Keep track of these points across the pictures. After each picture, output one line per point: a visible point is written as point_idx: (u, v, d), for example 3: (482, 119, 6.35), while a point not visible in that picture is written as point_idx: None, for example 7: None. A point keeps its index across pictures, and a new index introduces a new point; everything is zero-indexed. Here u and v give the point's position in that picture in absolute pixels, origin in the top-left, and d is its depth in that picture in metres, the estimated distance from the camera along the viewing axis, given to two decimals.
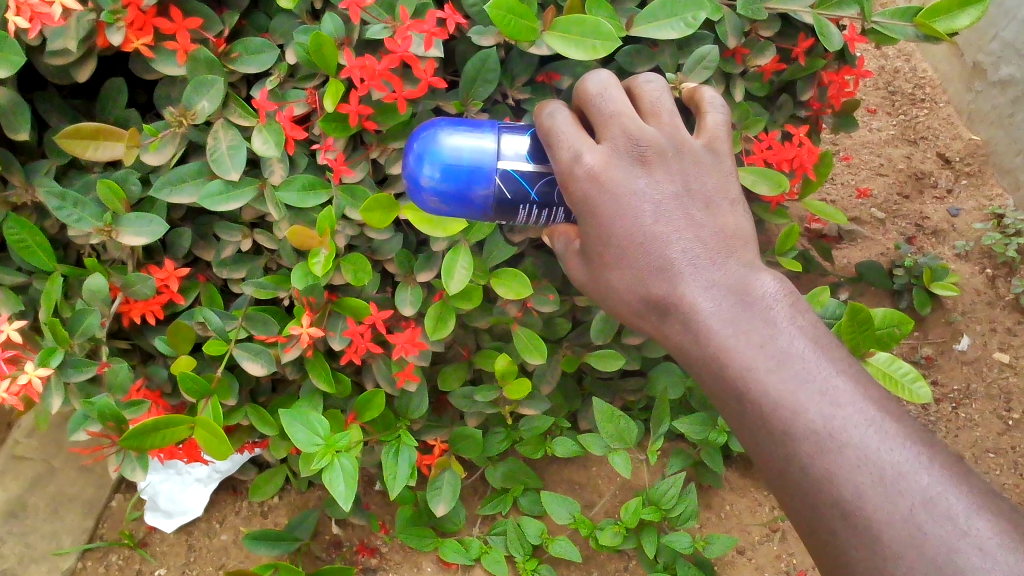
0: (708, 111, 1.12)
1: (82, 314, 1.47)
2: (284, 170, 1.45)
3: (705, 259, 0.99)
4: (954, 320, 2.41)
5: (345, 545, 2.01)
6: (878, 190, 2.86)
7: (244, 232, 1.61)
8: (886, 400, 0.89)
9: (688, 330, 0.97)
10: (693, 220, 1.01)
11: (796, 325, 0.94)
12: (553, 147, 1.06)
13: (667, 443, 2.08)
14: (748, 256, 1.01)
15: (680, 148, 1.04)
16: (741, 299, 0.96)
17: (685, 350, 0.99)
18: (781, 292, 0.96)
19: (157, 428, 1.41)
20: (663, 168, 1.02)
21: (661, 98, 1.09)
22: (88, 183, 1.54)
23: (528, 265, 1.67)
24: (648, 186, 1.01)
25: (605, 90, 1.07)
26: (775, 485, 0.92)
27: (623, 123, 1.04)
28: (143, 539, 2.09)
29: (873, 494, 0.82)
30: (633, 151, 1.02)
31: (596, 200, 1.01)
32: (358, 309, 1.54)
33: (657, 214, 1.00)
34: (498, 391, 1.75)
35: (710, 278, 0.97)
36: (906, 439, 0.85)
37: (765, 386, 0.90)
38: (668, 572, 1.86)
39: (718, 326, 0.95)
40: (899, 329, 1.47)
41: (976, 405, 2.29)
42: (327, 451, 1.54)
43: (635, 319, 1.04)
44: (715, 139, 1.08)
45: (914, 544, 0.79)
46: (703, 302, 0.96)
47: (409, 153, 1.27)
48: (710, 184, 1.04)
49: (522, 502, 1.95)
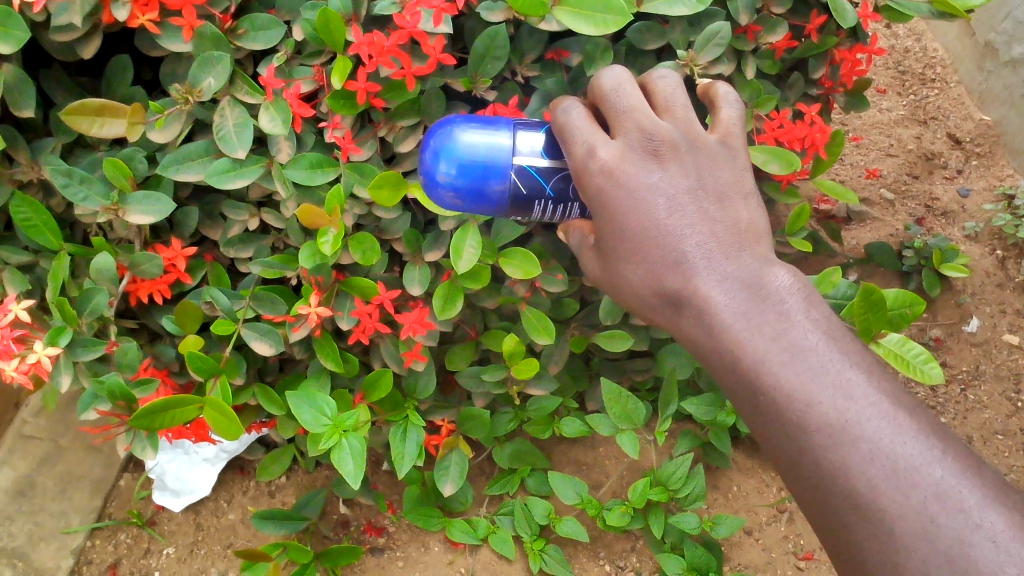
0: (723, 106, 1.10)
1: (89, 293, 1.46)
2: (292, 148, 1.45)
3: (719, 251, 0.97)
4: (963, 302, 2.40)
5: (353, 524, 2.01)
6: (888, 170, 2.84)
7: (251, 211, 1.60)
8: (900, 394, 0.89)
9: (701, 323, 0.96)
10: (706, 212, 0.99)
11: (811, 319, 0.93)
12: (568, 145, 1.06)
13: (675, 424, 2.08)
14: (762, 249, 0.99)
15: (693, 142, 1.03)
16: (754, 293, 0.95)
17: (698, 343, 0.97)
18: (795, 285, 0.96)
19: (167, 408, 1.42)
20: (677, 161, 1.01)
21: (676, 92, 1.08)
22: (94, 161, 1.53)
23: (537, 245, 1.67)
24: (662, 179, 1.00)
25: (620, 86, 1.06)
26: (789, 480, 0.91)
27: (637, 118, 1.03)
28: (152, 518, 2.10)
29: (886, 488, 0.82)
30: (647, 146, 1.01)
31: (609, 194, 1.01)
32: (366, 289, 1.53)
33: (670, 208, 0.99)
34: (505, 371, 1.75)
35: (724, 270, 0.96)
36: (920, 433, 0.84)
37: (778, 380, 0.90)
38: (675, 552, 1.86)
39: (732, 319, 0.94)
40: (910, 310, 1.46)
41: (985, 387, 2.28)
42: (334, 431, 1.54)
43: (649, 313, 1.03)
44: (730, 135, 1.07)
45: (927, 537, 0.78)
46: (716, 295, 0.95)
47: (426, 149, 1.27)
48: (723, 177, 1.03)
49: (530, 482, 1.95)
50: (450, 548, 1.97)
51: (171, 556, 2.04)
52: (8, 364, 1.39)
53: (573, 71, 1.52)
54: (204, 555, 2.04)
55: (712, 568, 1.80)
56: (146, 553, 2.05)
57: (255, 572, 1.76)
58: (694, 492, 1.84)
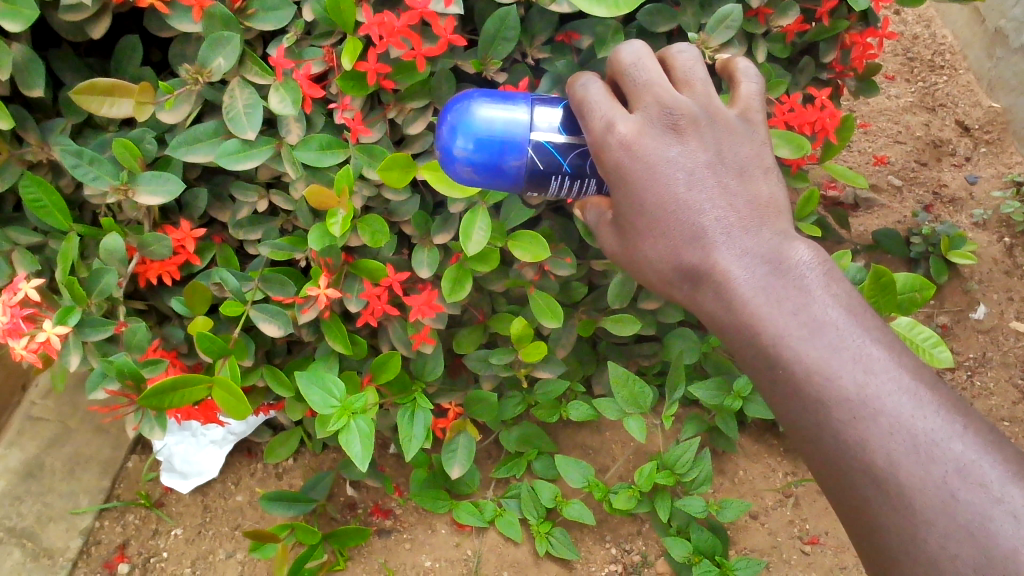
0: (742, 81, 1.10)
1: (99, 273, 1.47)
2: (301, 129, 1.45)
3: (739, 227, 0.97)
4: (971, 289, 2.39)
5: (360, 506, 2.02)
6: (896, 157, 2.83)
7: (260, 192, 1.61)
8: (920, 368, 0.88)
9: (720, 298, 0.96)
10: (726, 188, 0.99)
11: (831, 293, 0.93)
12: (586, 120, 1.05)
13: (681, 408, 2.09)
14: (782, 225, 0.99)
15: (713, 117, 1.02)
16: (775, 268, 0.94)
17: (716, 318, 0.98)
18: (816, 260, 0.95)
19: (176, 387, 1.42)
20: (697, 136, 1.00)
21: (695, 67, 1.06)
22: (103, 142, 1.54)
23: (546, 228, 1.67)
24: (682, 154, 0.99)
25: (639, 60, 1.04)
26: (807, 453, 0.91)
27: (656, 93, 1.02)
28: (160, 500, 2.11)
29: (906, 462, 0.82)
30: (666, 120, 1.01)
31: (629, 169, 1.00)
32: (375, 271, 1.53)
33: (690, 183, 0.99)
34: (513, 354, 1.75)
35: (744, 246, 0.96)
36: (941, 408, 0.84)
37: (798, 355, 0.89)
38: (682, 536, 1.87)
39: (751, 294, 0.93)
40: (920, 294, 1.46)
41: (991, 373, 2.27)
42: (343, 413, 1.55)
43: (667, 288, 1.03)
44: (749, 110, 1.07)
45: (947, 511, 0.79)
46: (736, 270, 0.95)
47: (443, 124, 1.27)
48: (744, 152, 1.02)
49: (536, 466, 1.95)
50: (457, 531, 1.97)
51: (179, 537, 2.05)
52: (17, 343, 1.39)
53: (583, 53, 1.51)
54: (212, 536, 2.05)
55: (719, 551, 1.80)
56: (154, 534, 2.06)
57: (262, 553, 1.77)
58: (701, 477, 1.85)
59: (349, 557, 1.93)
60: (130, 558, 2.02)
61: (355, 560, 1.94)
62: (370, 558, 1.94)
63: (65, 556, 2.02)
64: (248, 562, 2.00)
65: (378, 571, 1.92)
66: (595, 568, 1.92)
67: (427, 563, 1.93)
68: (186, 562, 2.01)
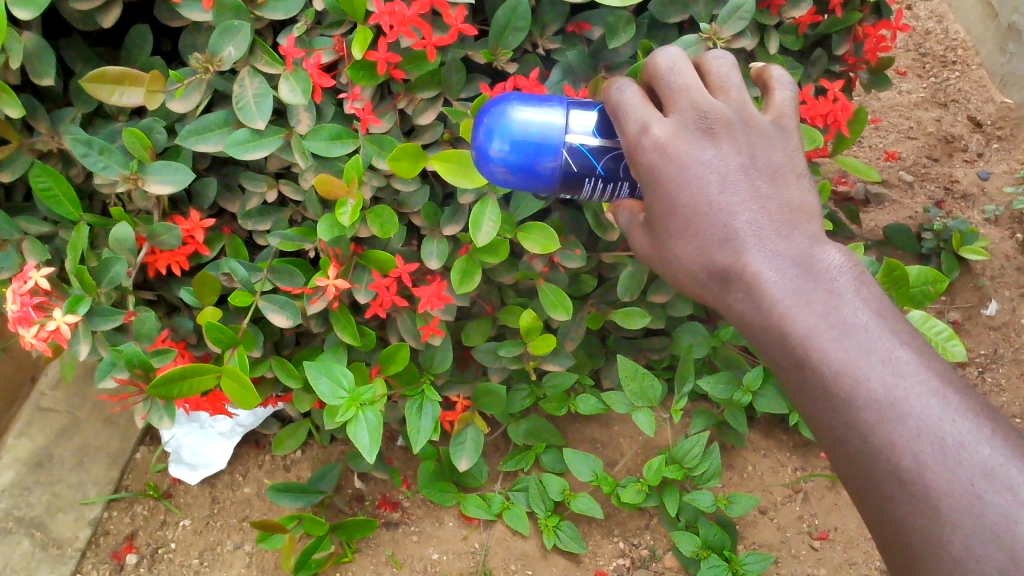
0: (776, 88, 1.10)
1: (109, 263, 1.46)
2: (311, 119, 1.45)
3: (771, 229, 0.96)
4: (983, 285, 2.37)
5: (368, 499, 2.02)
6: (907, 152, 2.82)
7: (269, 183, 1.60)
8: (952, 374, 0.87)
9: (750, 299, 0.95)
10: (757, 190, 0.99)
11: (862, 297, 0.92)
12: (621, 122, 1.06)
13: (689, 403, 2.08)
14: (814, 229, 0.98)
15: (747, 122, 1.02)
16: (805, 270, 0.94)
17: (745, 318, 0.97)
18: (847, 264, 0.94)
19: (185, 376, 1.42)
20: (730, 140, 1.00)
21: (730, 73, 1.07)
22: (114, 132, 1.54)
23: (555, 220, 1.66)
24: (715, 157, 0.99)
25: (675, 65, 1.05)
26: (834, 456, 0.90)
27: (691, 97, 1.02)
28: (168, 491, 2.11)
29: (933, 465, 0.81)
30: (700, 123, 1.01)
31: (662, 170, 1.00)
32: (384, 262, 1.53)
33: (722, 185, 0.98)
34: (522, 347, 1.74)
35: (774, 248, 0.95)
36: (970, 412, 0.83)
37: (827, 355, 0.89)
38: (690, 530, 1.87)
39: (781, 295, 0.93)
40: (932, 287, 1.44)
41: (1003, 369, 2.24)
42: (352, 404, 1.54)
43: (697, 288, 1.03)
44: (782, 116, 1.06)
45: (972, 513, 0.78)
46: (766, 271, 0.94)
47: (478, 126, 1.26)
48: (776, 157, 1.01)
49: (545, 459, 1.95)
50: (465, 524, 1.97)
51: (187, 528, 2.05)
52: (27, 331, 1.39)
53: (594, 44, 1.51)
54: (220, 527, 2.05)
55: (727, 545, 1.80)
56: (162, 525, 2.06)
57: (270, 544, 1.77)
58: (709, 471, 1.84)
59: (357, 549, 1.93)
60: (138, 548, 2.02)
61: (363, 552, 1.94)
62: (378, 550, 1.94)
63: (74, 546, 2.02)
64: (256, 554, 1.99)
65: (385, 562, 1.92)
66: (603, 562, 1.91)
67: (435, 555, 1.93)
68: (194, 554, 2.01)
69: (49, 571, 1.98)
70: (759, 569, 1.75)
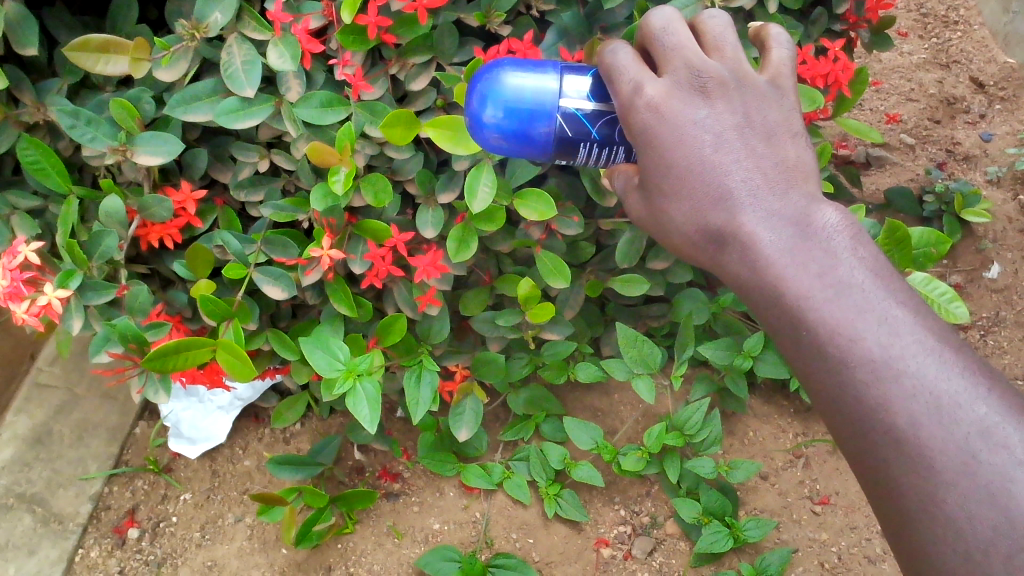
0: (773, 47, 1.07)
1: (99, 236, 1.44)
2: (302, 86, 1.42)
3: (766, 188, 0.94)
4: (985, 248, 2.34)
5: (368, 470, 2.02)
6: (908, 115, 2.78)
7: (261, 152, 1.58)
8: (950, 333, 0.85)
9: (745, 260, 0.93)
10: (753, 150, 0.96)
11: (858, 257, 0.90)
12: (614, 85, 1.04)
13: (690, 369, 2.07)
14: (811, 189, 0.96)
15: (742, 81, 1.00)
16: (801, 230, 0.92)
17: (740, 279, 0.95)
18: (843, 223, 0.92)
19: (179, 350, 1.40)
20: (725, 99, 0.98)
21: (725, 33, 1.04)
22: (101, 102, 1.51)
23: (552, 186, 1.64)
24: (709, 116, 0.97)
25: (669, 24, 1.03)
26: (829, 417, 0.89)
27: (685, 56, 1.00)
28: (168, 465, 2.11)
29: (927, 423, 0.80)
30: (695, 83, 0.99)
31: (656, 131, 0.98)
32: (379, 232, 1.51)
33: (717, 145, 0.96)
34: (521, 315, 1.73)
35: (769, 208, 0.93)
36: (966, 370, 0.81)
37: (822, 315, 0.87)
38: (691, 497, 1.87)
39: (776, 256, 0.91)
40: (935, 249, 1.43)
41: (1005, 332, 2.22)
42: (348, 376, 1.54)
43: (692, 251, 1.01)
44: (779, 75, 1.04)
45: (967, 472, 0.77)
46: (762, 233, 0.92)
47: (471, 92, 1.23)
48: (772, 116, 0.99)
49: (545, 429, 1.94)
50: (466, 494, 1.97)
51: (188, 502, 2.05)
52: (18, 307, 1.37)
53: (589, 4, 1.48)
54: (221, 501, 2.04)
55: (728, 511, 1.80)
56: (163, 499, 2.06)
57: (271, 517, 1.78)
58: (711, 438, 1.83)
59: (358, 520, 1.93)
60: (140, 522, 2.03)
61: (364, 523, 1.94)
62: (379, 521, 1.94)
63: (75, 521, 2.02)
64: (257, 526, 1.98)
65: (387, 533, 1.92)
66: (604, 530, 1.91)
67: (436, 525, 1.93)
68: (195, 527, 2.01)
69: (51, 547, 1.98)
70: (759, 535, 1.77)
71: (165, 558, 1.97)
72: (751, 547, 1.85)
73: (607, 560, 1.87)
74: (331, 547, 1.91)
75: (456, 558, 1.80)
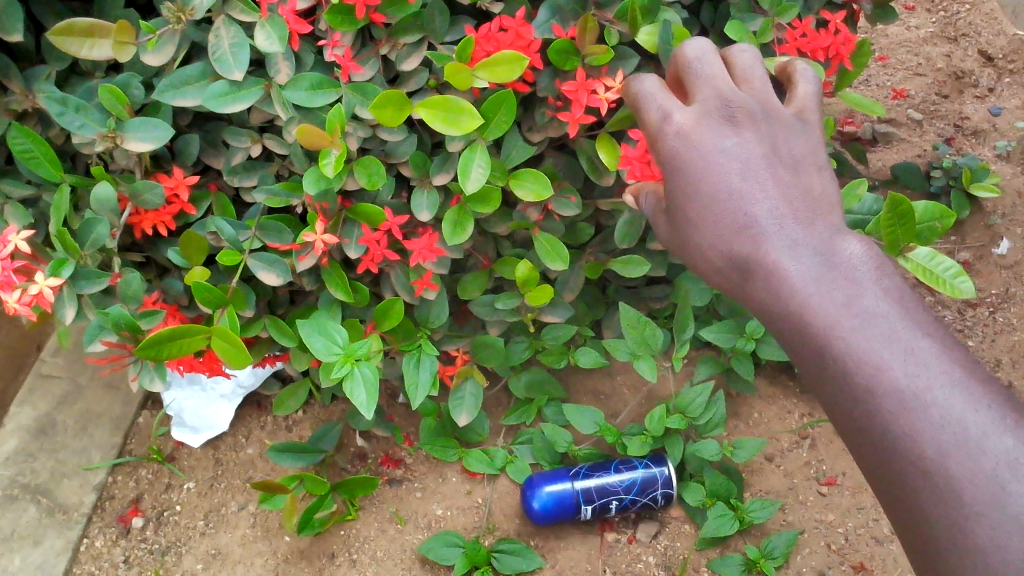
0: (800, 83, 1.08)
1: (91, 224, 1.42)
2: (291, 68, 1.39)
3: (790, 218, 0.92)
4: (994, 224, 2.30)
5: (371, 456, 2.00)
6: (915, 90, 2.74)
7: (253, 137, 1.56)
8: (979, 367, 0.81)
9: (768, 286, 0.90)
10: (777, 179, 0.95)
11: (885, 287, 0.86)
12: (643, 113, 1.06)
13: (694, 350, 2.04)
14: (834, 219, 0.93)
15: (768, 111, 1.00)
16: (826, 259, 0.88)
17: (764, 307, 0.91)
18: (867, 251, 0.89)
19: (173, 338, 1.37)
20: (751, 127, 0.98)
21: (755, 66, 1.06)
22: (90, 89, 1.49)
23: (549, 166, 1.62)
24: (734, 144, 0.97)
25: (702, 56, 1.05)
26: (855, 450, 0.84)
27: (714, 86, 1.02)
28: (172, 454, 2.11)
29: (957, 457, 0.75)
30: (723, 112, 1.00)
31: (683, 156, 0.99)
32: (374, 215, 1.49)
33: (742, 173, 0.96)
34: (520, 298, 1.71)
35: (793, 236, 0.90)
36: (996, 403, 0.76)
37: (847, 344, 0.82)
38: (695, 479, 1.85)
39: (801, 283, 0.87)
40: (940, 224, 1.38)
41: (1016, 309, 2.17)
42: (346, 361, 1.52)
43: (716, 277, 0.97)
44: (805, 110, 1.04)
45: (997, 504, 0.72)
46: (787, 261, 0.89)
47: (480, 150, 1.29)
48: (797, 147, 0.99)
49: (547, 413, 1.93)
50: (468, 479, 1.96)
51: (192, 491, 2.04)
52: (10, 296, 1.36)
53: None
54: (224, 489, 2.04)
55: (733, 493, 1.78)
56: (167, 488, 2.05)
57: (272, 505, 1.77)
58: (713, 420, 1.82)
59: (361, 507, 1.93)
60: (144, 512, 2.02)
61: (367, 509, 1.93)
62: (381, 507, 1.93)
63: (80, 511, 2.02)
64: (260, 514, 1.98)
65: (390, 519, 1.91)
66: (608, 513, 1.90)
67: (439, 511, 1.92)
68: (199, 516, 2.00)
69: (56, 537, 1.98)
70: (765, 516, 1.75)
71: (169, 547, 1.97)
72: (757, 529, 1.84)
73: (611, 544, 1.86)
74: (333, 534, 1.90)
75: (460, 543, 1.81)
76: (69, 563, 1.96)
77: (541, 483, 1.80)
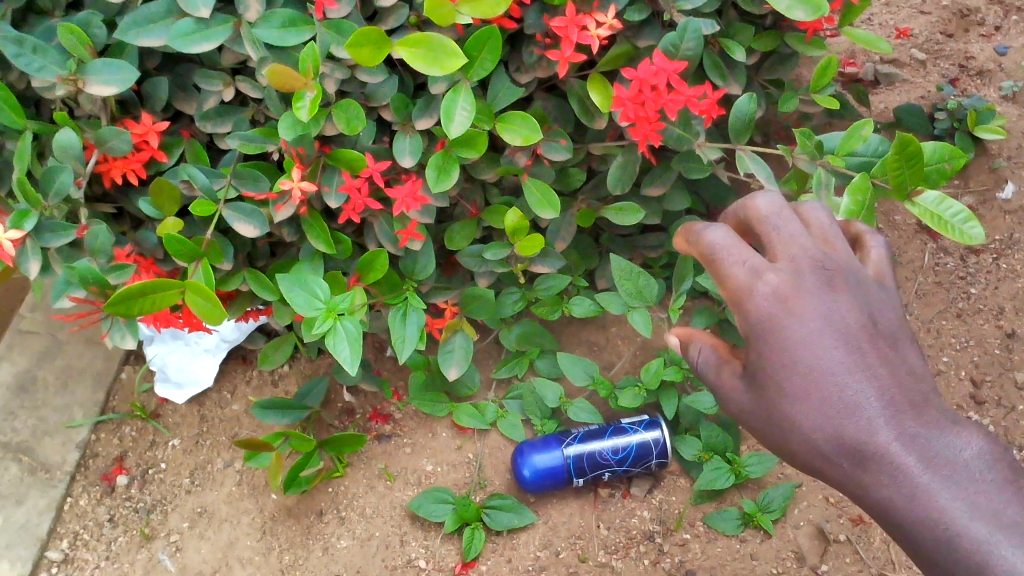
0: (870, 243, 0.99)
1: (54, 172, 1.35)
2: (262, 6, 1.32)
3: (907, 413, 0.83)
4: (999, 166, 2.15)
5: (358, 412, 1.95)
6: (919, 28, 2.63)
7: (226, 81, 1.48)
8: None
9: (896, 486, 0.81)
10: (886, 369, 0.84)
11: (1014, 497, 0.79)
12: (718, 268, 0.91)
13: (689, 300, 1.98)
14: (944, 409, 0.85)
15: (858, 277, 0.91)
16: (950, 464, 0.80)
17: (883, 512, 0.82)
18: (988, 455, 0.81)
19: (146, 293, 1.30)
20: (849, 293, 0.88)
21: (831, 224, 0.95)
22: (49, 30, 1.40)
23: (538, 109, 1.54)
24: (834, 312, 0.86)
25: (778, 211, 0.94)
26: None
27: (800, 246, 0.91)
28: (155, 411, 2.05)
29: None
30: (818, 274, 0.89)
31: (778, 322, 0.86)
32: (353, 161, 1.42)
33: (849, 353, 0.84)
34: (509, 248, 1.64)
35: (914, 430, 0.82)
36: None
37: (994, 557, 0.75)
38: (690, 434, 1.83)
39: (932, 484, 0.80)
40: (950, 165, 1.32)
41: (1019, 256, 2.05)
42: (329, 315, 1.46)
43: (817, 463, 0.86)
44: (884, 273, 0.95)
45: None
46: (910, 457, 0.81)
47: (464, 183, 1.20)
48: (894, 322, 0.89)
49: (539, 366, 1.88)
50: (459, 434, 1.91)
51: (177, 448, 1.99)
52: None
53: None
54: (209, 447, 1.99)
55: (729, 447, 1.76)
56: (151, 446, 2.01)
57: (259, 463, 1.73)
58: None
59: (349, 463, 1.89)
60: (129, 469, 1.98)
61: (355, 466, 1.89)
62: (370, 463, 1.89)
63: (63, 470, 1.97)
64: (246, 472, 1.93)
65: (378, 476, 1.87)
66: None
67: (428, 467, 1.88)
68: (184, 473, 1.96)
69: (39, 496, 1.94)
70: (761, 471, 1.74)
71: (155, 506, 1.92)
72: (753, 482, 1.81)
73: (605, 499, 1.83)
74: (321, 491, 1.86)
75: (450, 499, 1.78)
76: (54, 522, 1.92)
77: (532, 452, 1.77)
